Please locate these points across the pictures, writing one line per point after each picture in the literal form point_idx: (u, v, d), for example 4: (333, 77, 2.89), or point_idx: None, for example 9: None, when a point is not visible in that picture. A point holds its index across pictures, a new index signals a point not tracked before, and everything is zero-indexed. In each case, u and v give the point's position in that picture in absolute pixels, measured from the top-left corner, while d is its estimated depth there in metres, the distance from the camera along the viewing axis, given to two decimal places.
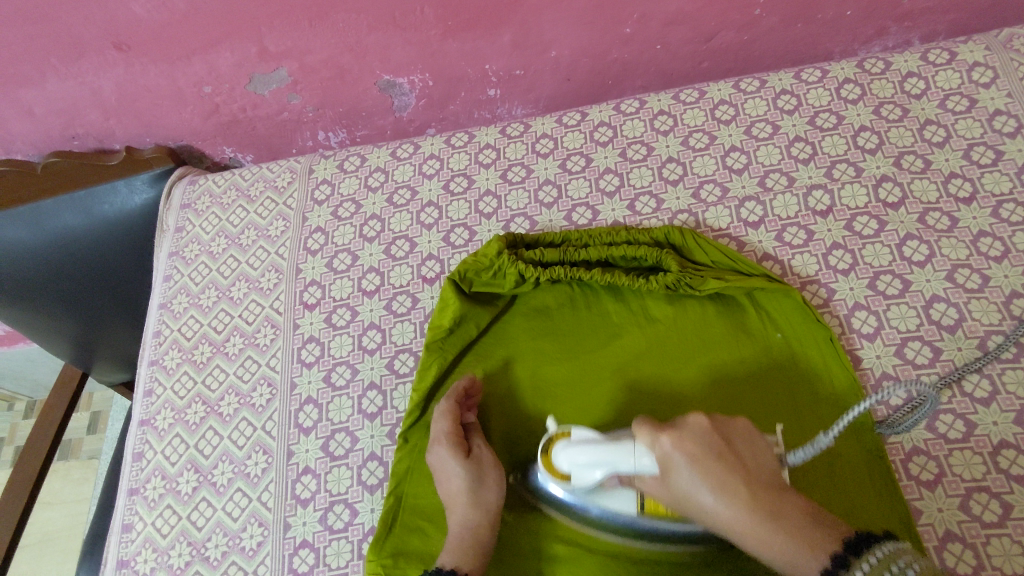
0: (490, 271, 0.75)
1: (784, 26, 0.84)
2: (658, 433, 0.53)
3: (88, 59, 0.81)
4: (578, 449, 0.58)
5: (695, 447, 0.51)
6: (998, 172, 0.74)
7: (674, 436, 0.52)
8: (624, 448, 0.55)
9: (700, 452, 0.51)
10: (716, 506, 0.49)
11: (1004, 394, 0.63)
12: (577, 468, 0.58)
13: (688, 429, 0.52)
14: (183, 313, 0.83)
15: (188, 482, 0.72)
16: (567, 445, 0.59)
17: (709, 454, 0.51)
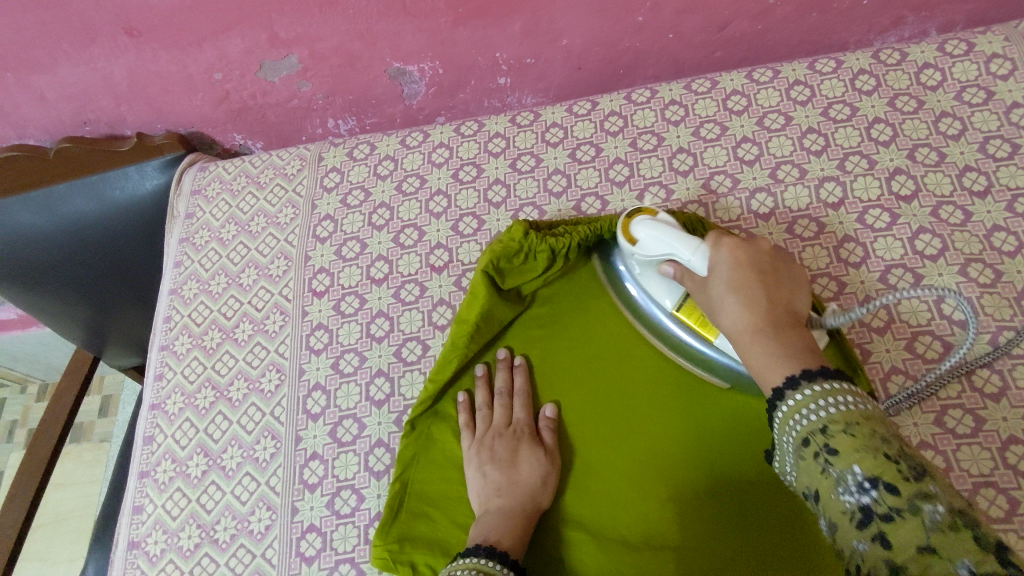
0: (507, 260, 0.72)
1: (799, 15, 0.83)
2: (720, 240, 0.59)
3: (100, 45, 0.81)
4: (659, 226, 0.63)
5: (741, 259, 0.57)
6: (1014, 166, 0.73)
7: (731, 246, 0.58)
8: (690, 243, 0.60)
9: (742, 264, 0.57)
10: (733, 307, 0.55)
11: (1014, 390, 0.63)
12: (649, 237, 0.64)
13: (746, 247, 0.58)
14: (194, 298, 0.84)
15: (198, 466, 0.73)
16: (649, 221, 0.65)
17: (750, 266, 0.57)
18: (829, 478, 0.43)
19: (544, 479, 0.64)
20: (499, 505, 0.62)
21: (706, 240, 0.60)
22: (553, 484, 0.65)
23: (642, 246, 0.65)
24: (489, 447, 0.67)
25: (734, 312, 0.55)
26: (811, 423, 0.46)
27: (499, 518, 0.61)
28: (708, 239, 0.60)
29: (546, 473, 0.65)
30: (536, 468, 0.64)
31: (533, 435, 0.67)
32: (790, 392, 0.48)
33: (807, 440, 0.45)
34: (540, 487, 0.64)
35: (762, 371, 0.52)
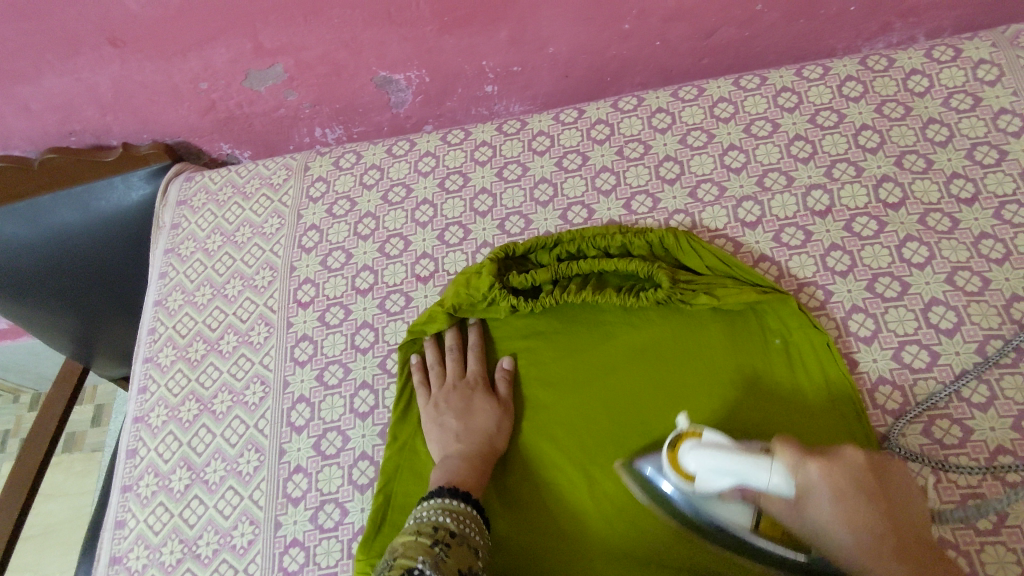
0: (478, 273, 0.73)
1: (786, 22, 0.83)
2: (805, 458, 0.51)
3: (84, 55, 0.81)
4: (709, 452, 0.54)
5: (845, 485, 0.50)
6: (1001, 173, 0.72)
7: (823, 465, 0.50)
8: (760, 463, 0.52)
9: (847, 488, 0.49)
10: (863, 548, 0.48)
11: (1002, 399, 0.62)
12: (708, 471, 0.54)
13: (842, 461, 0.51)
14: (178, 310, 0.83)
15: (180, 480, 0.72)
16: (696, 447, 0.55)
17: (857, 493, 0.50)
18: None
19: (499, 425, 0.68)
20: (457, 450, 0.66)
21: (779, 459, 0.52)
22: (507, 428, 0.68)
23: (703, 484, 0.55)
24: (445, 402, 0.70)
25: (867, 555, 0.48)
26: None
27: (460, 462, 0.64)
28: (783, 459, 0.51)
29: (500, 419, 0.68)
30: (490, 412, 0.68)
31: (487, 386, 0.70)
32: None
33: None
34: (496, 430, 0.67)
35: None
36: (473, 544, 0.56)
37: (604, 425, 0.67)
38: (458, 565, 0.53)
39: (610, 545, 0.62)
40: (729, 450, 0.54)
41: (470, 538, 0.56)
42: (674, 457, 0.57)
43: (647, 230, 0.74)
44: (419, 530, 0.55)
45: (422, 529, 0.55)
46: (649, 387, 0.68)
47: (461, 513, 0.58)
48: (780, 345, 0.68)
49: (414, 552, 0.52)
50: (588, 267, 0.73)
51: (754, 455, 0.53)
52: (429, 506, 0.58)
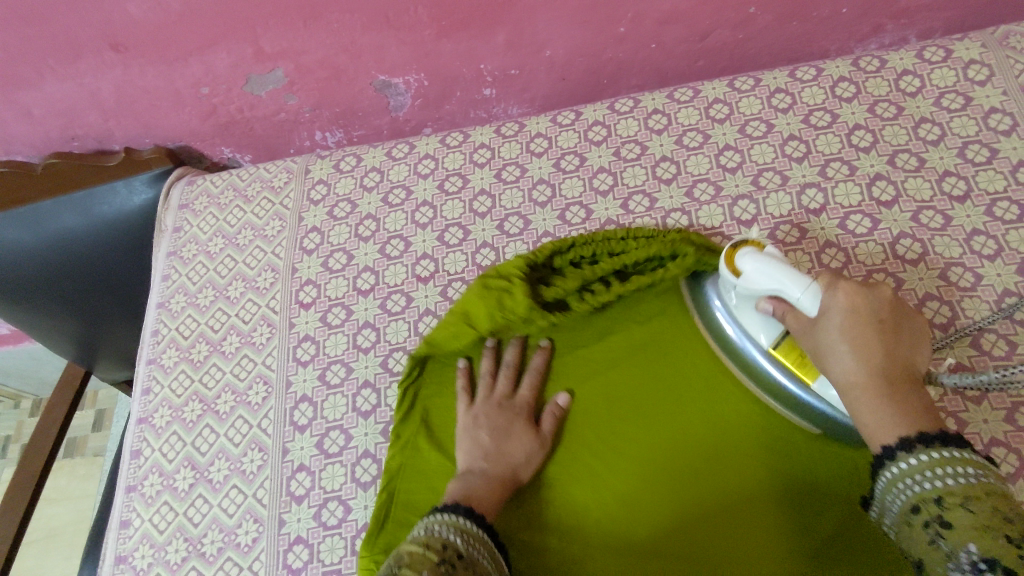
0: (512, 291, 0.71)
1: (780, 24, 0.84)
2: (839, 283, 0.56)
3: (86, 61, 0.82)
4: (766, 262, 0.59)
5: (861, 307, 0.55)
6: (993, 170, 0.73)
7: (850, 290, 0.55)
8: (802, 280, 0.57)
9: (863, 313, 0.54)
10: (850, 362, 0.53)
11: (995, 393, 0.63)
12: (755, 272, 0.59)
13: (869, 294, 0.56)
14: (181, 312, 0.84)
15: (185, 479, 0.73)
16: (756, 255, 0.60)
17: (872, 316, 0.54)
18: (939, 552, 0.44)
19: (529, 457, 0.66)
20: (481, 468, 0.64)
21: (820, 281, 0.56)
22: (537, 462, 0.66)
23: (744, 281, 0.61)
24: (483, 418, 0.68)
25: (850, 361, 0.53)
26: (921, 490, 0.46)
27: (482, 479, 0.62)
28: (823, 280, 0.56)
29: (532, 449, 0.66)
30: (526, 444, 0.66)
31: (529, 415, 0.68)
32: (902, 455, 0.48)
33: (918, 506, 0.46)
34: (524, 463, 0.65)
35: (869, 425, 0.51)
36: (483, 568, 0.51)
37: (607, 420, 0.68)
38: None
39: (613, 535, 0.63)
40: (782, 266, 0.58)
41: (478, 563, 0.51)
42: (732, 255, 0.63)
43: (655, 235, 0.74)
44: (429, 544, 0.50)
45: (431, 543, 0.51)
46: (651, 385, 0.69)
47: (471, 538, 0.54)
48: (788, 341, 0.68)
49: (417, 563, 0.47)
50: (607, 270, 0.73)
51: (798, 273, 0.58)
52: (438, 523, 0.54)
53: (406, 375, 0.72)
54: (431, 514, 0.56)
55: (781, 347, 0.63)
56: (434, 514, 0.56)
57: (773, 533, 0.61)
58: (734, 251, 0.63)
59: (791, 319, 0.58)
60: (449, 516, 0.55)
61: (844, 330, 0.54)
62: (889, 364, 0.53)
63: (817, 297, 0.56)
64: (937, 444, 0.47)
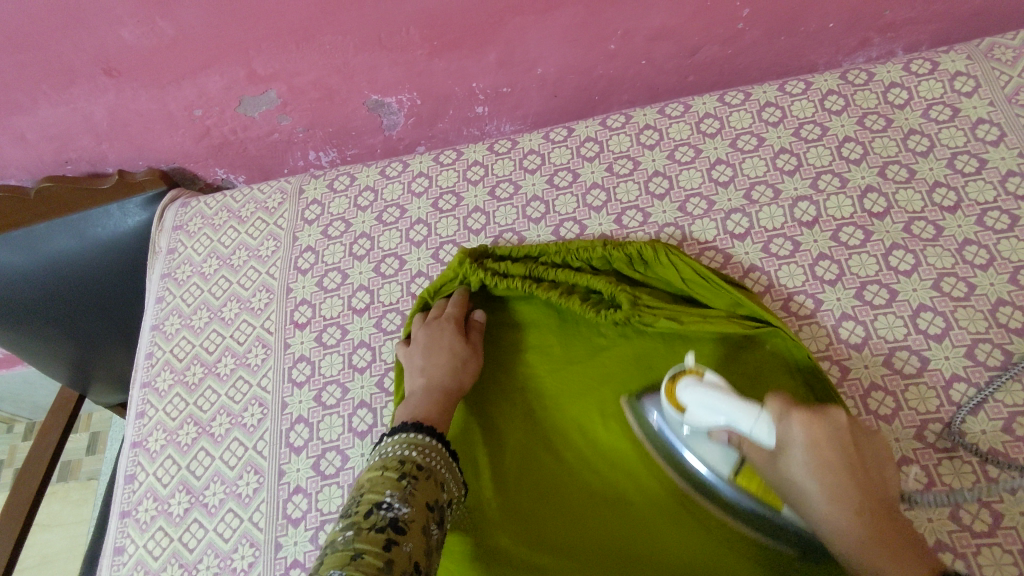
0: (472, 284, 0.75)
1: (768, 39, 0.85)
2: (791, 410, 0.52)
3: (80, 85, 0.82)
4: (709, 392, 0.56)
5: (821, 440, 0.51)
6: (982, 180, 0.74)
7: (805, 417, 0.51)
8: (747, 408, 0.54)
9: (826, 442, 0.51)
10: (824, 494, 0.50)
11: (992, 402, 0.63)
12: (699, 404, 0.57)
13: (827, 418, 0.52)
14: (176, 333, 0.84)
15: (180, 503, 0.72)
16: (697, 384, 0.58)
17: (835, 454, 0.51)
18: None
19: (465, 362, 0.70)
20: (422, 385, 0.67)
21: (770, 408, 0.53)
22: (472, 368, 0.70)
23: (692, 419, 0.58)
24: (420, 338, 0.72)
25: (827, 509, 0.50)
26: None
27: (423, 395, 0.66)
28: (772, 407, 0.53)
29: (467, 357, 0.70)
30: (456, 349, 0.70)
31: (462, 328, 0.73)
32: None
33: None
34: (460, 368, 0.69)
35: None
36: (440, 478, 0.57)
37: (602, 430, 0.68)
38: (426, 499, 0.54)
39: (608, 545, 0.63)
40: (727, 392, 0.56)
41: (436, 473, 0.57)
42: (673, 389, 0.60)
43: (627, 245, 0.75)
44: (386, 464, 0.55)
45: (388, 464, 0.55)
46: (643, 395, 0.69)
47: (428, 449, 0.58)
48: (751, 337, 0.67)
49: (376, 489, 0.52)
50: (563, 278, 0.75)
51: (745, 401, 0.55)
52: (391, 444, 0.58)
53: (399, 389, 0.72)
54: (386, 437, 0.59)
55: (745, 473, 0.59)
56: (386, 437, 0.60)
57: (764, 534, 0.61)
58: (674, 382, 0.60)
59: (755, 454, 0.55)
60: (401, 436, 0.59)
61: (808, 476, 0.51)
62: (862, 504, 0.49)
63: (772, 433, 0.53)
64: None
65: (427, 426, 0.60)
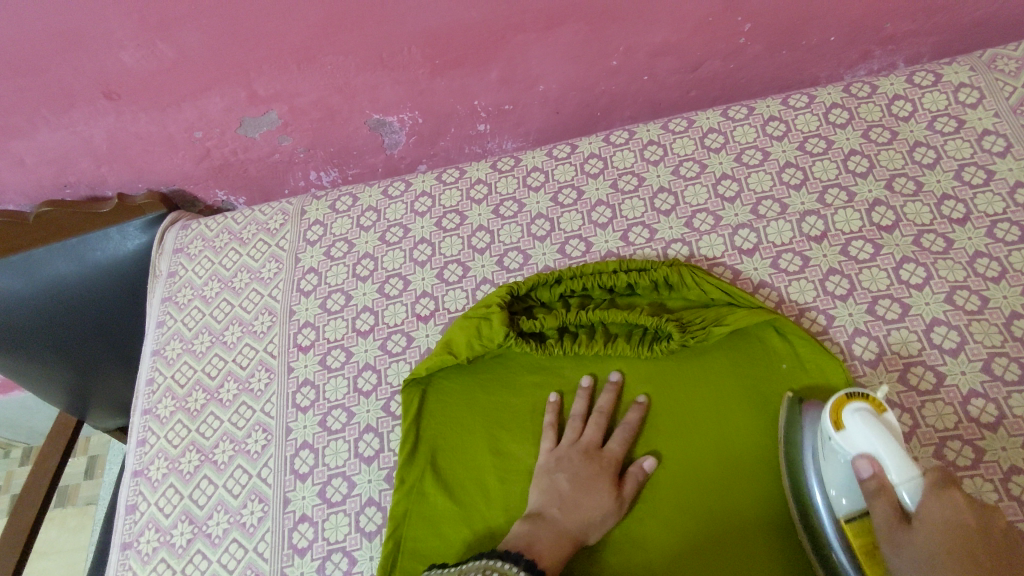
0: (490, 319, 0.73)
1: (770, 53, 0.85)
2: (952, 488, 0.48)
3: (79, 109, 0.81)
4: (875, 426, 0.53)
5: (969, 533, 0.45)
6: (991, 192, 0.74)
7: (966, 502, 0.47)
8: (904, 465, 0.50)
9: (977, 538, 0.45)
10: None
11: (1010, 418, 0.62)
12: (859, 433, 0.54)
13: (989, 516, 0.46)
14: (177, 359, 0.82)
15: (183, 534, 0.71)
16: (865, 416, 0.54)
17: (982, 549, 0.45)
18: None
19: (604, 518, 0.62)
20: (553, 519, 0.61)
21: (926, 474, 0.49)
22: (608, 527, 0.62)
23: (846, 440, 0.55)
24: (567, 462, 0.65)
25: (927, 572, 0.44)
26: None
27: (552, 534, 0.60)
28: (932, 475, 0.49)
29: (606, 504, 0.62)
30: (606, 502, 0.62)
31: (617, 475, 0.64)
32: None
33: None
34: (598, 521, 0.61)
35: None
36: None
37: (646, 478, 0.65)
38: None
39: None
40: (887, 437, 0.52)
41: None
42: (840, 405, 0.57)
43: (650, 268, 0.74)
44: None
45: None
46: (663, 418, 0.68)
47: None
48: (791, 397, 0.65)
49: None
50: (591, 317, 0.73)
51: (908, 457, 0.51)
52: None
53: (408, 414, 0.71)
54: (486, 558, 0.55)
55: (855, 524, 0.56)
56: (495, 561, 0.54)
57: (789, 558, 0.60)
58: (844, 401, 0.57)
59: (880, 504, 0.50)
60: (511, 570, 0.53)
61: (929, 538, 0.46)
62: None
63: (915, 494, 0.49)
64: None
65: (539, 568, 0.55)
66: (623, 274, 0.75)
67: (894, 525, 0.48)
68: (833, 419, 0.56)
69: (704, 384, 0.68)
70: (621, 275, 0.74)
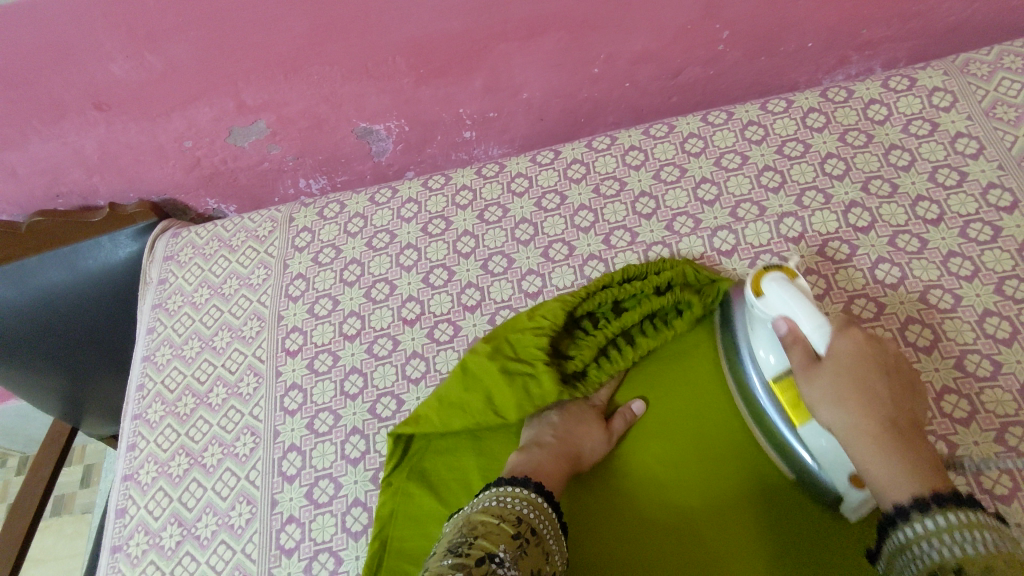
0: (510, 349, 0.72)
1: (748, 59, 0.87)
2: (851, 328, 0.56)
3: (70, 120, 0.83)
4: (792, 290, 0.58)
5: (867, 360, 0.54)
6: (964, 193, 0.75)
7: (862, 337, 0.55)
8: (812, 316, 0.56)
9: (871, 363, 0.54)
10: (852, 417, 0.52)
11: (983, 413, 0.64)
12: (776, 297, 0.59)
13: (878, 346, 0.55)
14: (167, 364, 0.84)
15: (171, 537, 0.72)
16: (781, 281, 0.60)
17: (873, 366, 0.54)
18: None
19: (595, 448, 0.67)
20: (548, 443, 0.66)
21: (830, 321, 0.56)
22: (597, 455, 0.67)
23: (766, 306, 0.60)
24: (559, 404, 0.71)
25: (842, 411, 0.52)
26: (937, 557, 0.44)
27: (551, 454, 0.64)
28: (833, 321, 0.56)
29: (598, 440, 0.68)
30: (596, 432, 0.68)
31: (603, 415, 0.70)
32: (918, 514, 0.46)
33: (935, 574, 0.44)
34: (590, 449, 0.67)
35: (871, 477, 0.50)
36: (547, 548, 0.54)
37: (635, 420, 0.70)
38: (535, 566, 0.51)
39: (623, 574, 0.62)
40: (800, 297, 0.58)
41: (544, 542, 0.54)
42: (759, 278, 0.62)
43: (646, 277, 0.75)
44: (504, 516, 0.54)
45: (506, 516, 0.54)
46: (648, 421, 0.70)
47: (543, 515, 0.56)
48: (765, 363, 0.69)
49: (490, 538, 0.51)
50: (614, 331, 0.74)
51: (814, 309, 0.57)
52: (514, 495, 0.57)
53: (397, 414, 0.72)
54: (493, 485, 0.59)
55: (780, 382, 0.62)
56: (502, 484, 0.58)
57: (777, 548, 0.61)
58: (763, 272, 0.62)
59: (796, 348, 0.56)
60: (525, 491, 0.57)
61: (842, 378, 0.53)
62: (889, 414, 0.52)
63: (830, 337, 0.55)
64: (955, 506, 0.45)
65: (548, 490, 0.59)
66: (626, 285, 0.75)
67: (807, 366, 0.55)
68: (754, 289, 0.61)
69: (684, 389, 0.70)
70: (623, 286, 0.75)
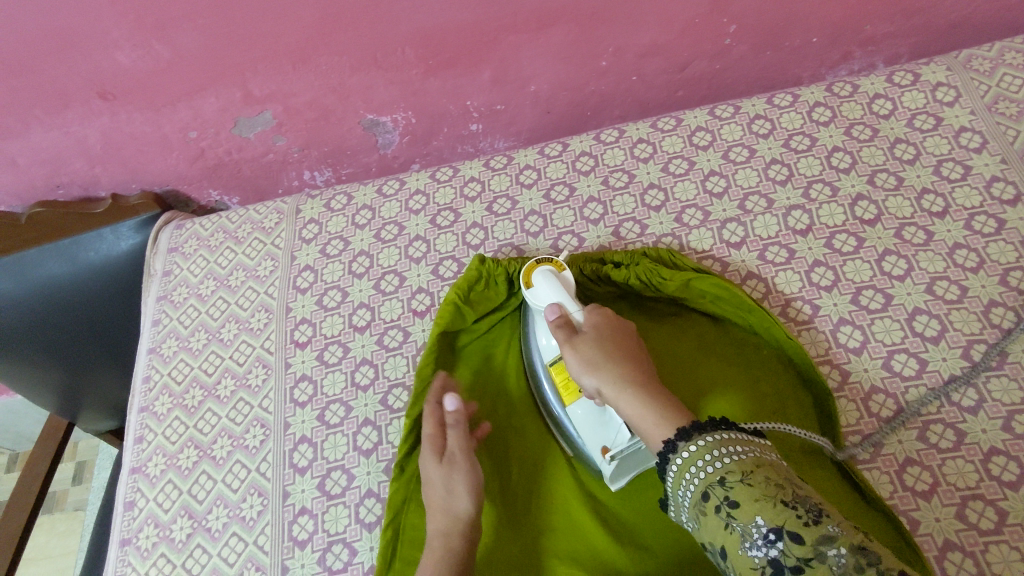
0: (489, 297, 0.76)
1: (754, 54, 0.88)
2: (598, 314, 0.65)
3: (73, 109, 0.82)
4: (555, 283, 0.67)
5: (615, 334, 0.64)
6: (968, 187, 0.76)
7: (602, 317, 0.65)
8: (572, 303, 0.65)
9: (616, 336, 0.63)
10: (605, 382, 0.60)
11: (990, 401, 0.65)
12: (542, 288, 0.67)
13: (618, 323, 0.65)
14: (173, 357, 0.83)
15: (182, 529, 0.71)
16: (549, 273, 0.68)
17: (615, 339, 0.63)
18: (734, 533, 0.47)
19: (448, 489, 0.64)
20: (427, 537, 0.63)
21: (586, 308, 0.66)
22: (459, 490, 0.64)
23: (531, 294, 0.68)
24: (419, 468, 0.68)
25: (598, 377, 0.61)
26: (707, 475, 0.50)
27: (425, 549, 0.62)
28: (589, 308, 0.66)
29: (450, 481, 0.64)
30: (436, 479, 0.65)
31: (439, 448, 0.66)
32: (681, 446, 0.52)
33: (708, 493, 0.49)
34: (448, 496, 0.64)
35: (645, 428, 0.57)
36: None
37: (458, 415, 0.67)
38: None
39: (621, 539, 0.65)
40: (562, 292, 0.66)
41: None
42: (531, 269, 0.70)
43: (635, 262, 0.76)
44: None
45: None
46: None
47: None
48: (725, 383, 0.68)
49: None
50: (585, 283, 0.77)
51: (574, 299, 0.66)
52: None
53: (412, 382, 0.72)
54: None
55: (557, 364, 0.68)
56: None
57: None
58: (533, 266, 0.70)
59: (560, 330, 0.64)
60: None
61: (602, 349, 0.62)
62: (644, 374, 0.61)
63: (583, 318, 0.65)
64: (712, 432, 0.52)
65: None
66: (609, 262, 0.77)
67: (567, 341, 0.63)
68: (527, 281, 0.69)
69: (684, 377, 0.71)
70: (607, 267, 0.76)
